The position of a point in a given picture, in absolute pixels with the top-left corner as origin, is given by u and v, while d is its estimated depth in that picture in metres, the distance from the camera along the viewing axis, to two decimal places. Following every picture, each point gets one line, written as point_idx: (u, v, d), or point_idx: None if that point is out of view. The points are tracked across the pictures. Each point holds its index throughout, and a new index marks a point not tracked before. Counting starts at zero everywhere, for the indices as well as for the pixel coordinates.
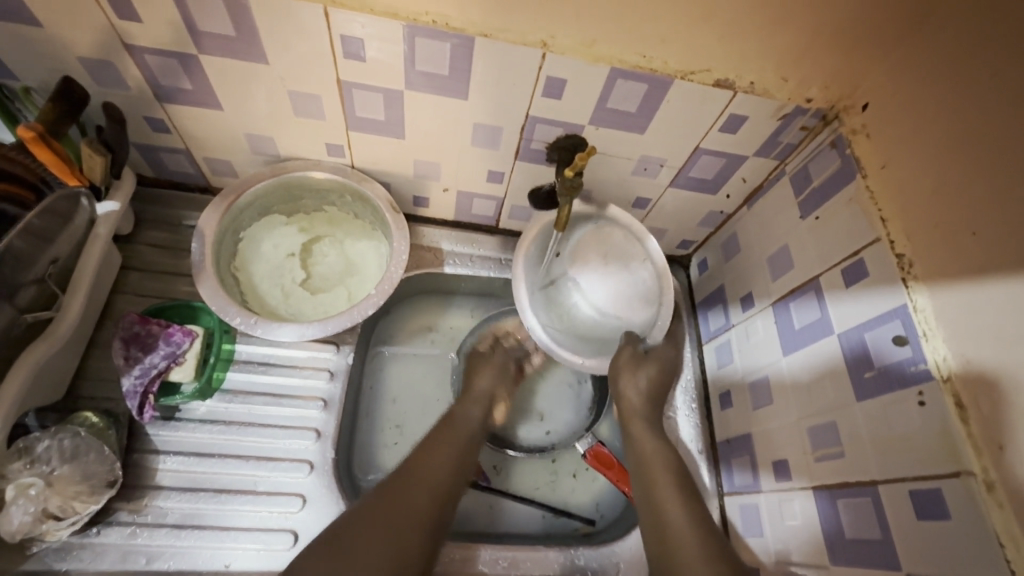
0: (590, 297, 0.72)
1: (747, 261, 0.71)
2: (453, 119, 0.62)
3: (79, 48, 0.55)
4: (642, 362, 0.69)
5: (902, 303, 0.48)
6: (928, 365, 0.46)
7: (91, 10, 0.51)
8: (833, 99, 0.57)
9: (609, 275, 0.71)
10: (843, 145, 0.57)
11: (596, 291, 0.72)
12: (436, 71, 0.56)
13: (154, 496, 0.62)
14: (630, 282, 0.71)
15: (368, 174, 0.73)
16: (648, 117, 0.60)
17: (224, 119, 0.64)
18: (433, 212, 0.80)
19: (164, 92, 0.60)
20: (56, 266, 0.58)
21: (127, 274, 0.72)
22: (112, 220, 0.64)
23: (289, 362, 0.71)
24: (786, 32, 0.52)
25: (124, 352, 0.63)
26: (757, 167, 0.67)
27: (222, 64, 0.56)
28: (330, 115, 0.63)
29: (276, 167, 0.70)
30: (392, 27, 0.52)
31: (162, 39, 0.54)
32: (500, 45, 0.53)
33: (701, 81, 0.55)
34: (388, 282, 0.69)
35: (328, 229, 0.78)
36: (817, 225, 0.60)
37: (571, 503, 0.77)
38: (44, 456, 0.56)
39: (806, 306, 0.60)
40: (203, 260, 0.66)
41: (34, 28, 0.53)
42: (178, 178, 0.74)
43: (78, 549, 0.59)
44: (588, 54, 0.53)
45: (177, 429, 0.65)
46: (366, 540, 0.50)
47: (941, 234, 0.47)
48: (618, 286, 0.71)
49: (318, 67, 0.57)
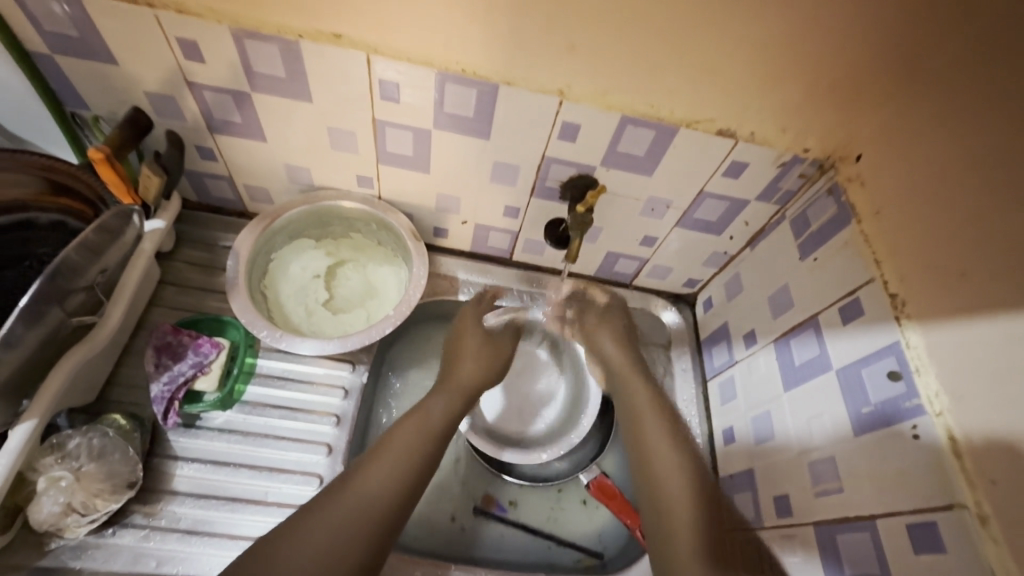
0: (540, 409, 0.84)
1: (750, 299, 0.74)
2: (475, 156, 0.67)
3: (147, 83, 0.62)
4: (607, 320, 0.76)
5: (896, 339, 0.51)
6: (922, 401, 0.48)
7: (165, 52, 0.58)
8: (830, 150, 0.62)
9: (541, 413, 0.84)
10: (840, 193, 0.61)
11: (522, 392, 0.85)
12: (462, 114, 0.62)
13: (169, 501, 0.64)
14: (543, 426, 0.83)
15: (393, 205, 0.78)
16: (656, 161, 0.65)
17: (267, 151, 0.70)
18: (451, 243, 0.84)
19: (216, 124, 0.67)
20: (104, 276, 0.63)
21: (163, 288, 0.77)
22: (157, 237, 0.70)
23: (307, 378, 0.74)
24: (782, 90, 0.57)
25: (155, 359, 0.67)
26: (759, 211, 0.71)
27: (270, 100, 0.63)
28: (363, 149, 0.69)
29: (310, 196, 0.76)
30: (426, 74, 0.58)
31: (220, 78, 0.61)
32: (521, 92, 0.59)
33: (705, 129, 0.60)
34: (405, 305, 0.73)
35: (352, 255, 0.83)
36: (815, 265, 0.63)
37: (580, 534, 0.77)
38: (74, 452, 0.60)
39: (806, 344, 0.62)
40: (237, 278, 0.71)
41: (112, 66, 0.60)
42: (219, 203, 0.80)
43: (92, 548, 0.61)
44: (600, 102, 0.59)
45: (197, 437, 0.68)
46: (296, 544, 0.46)
47: (931, 275, 0.49)
48: (537, 415, 0.84)
49: (356, 106, 0.63)
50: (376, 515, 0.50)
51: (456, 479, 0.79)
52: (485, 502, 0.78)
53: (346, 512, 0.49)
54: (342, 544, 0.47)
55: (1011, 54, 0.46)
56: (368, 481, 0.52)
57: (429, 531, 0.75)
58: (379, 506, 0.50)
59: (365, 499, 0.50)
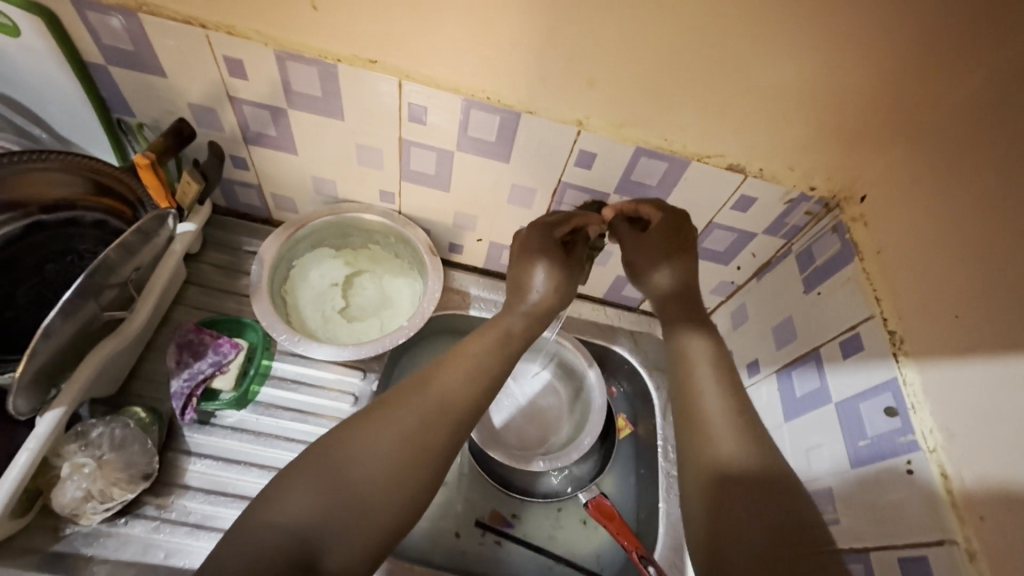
0: (546, 428, 0.86)
1: (755, 329, 0.76)
2: (495, 178, 0.71)
3: (190, 96, 0.66)
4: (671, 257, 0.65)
5: (893, 376, 0.53)
6: (917, 437, 0.49)
7: (210, 69, 0.62)
8: (835, 189, 0.63)
9: (545, 431, 0.86)
10: (844, 231, 0.63)
11: (530, 409, 0.87)
12: (485, 138, 0.65)
13: (181, 495, 0.66)
14: (547, 444, 0.84)
15: (412, 220, 0.81)
16: (667, 191, 0.68)
17: (297, 163, 0.74)
18: (465, 259, 0.87)
19: (251, 136, 0.71)
20: (137, 274, 0.66)
21: (187, 288, 0.80)
22: (188, 239, 0.74)
23: (319, 382, 0.76)
24: (791, 132, 0.59)
25: (177, 356, 0.70)
26: (765, 244, 0.73)
27: (305, 117, 0.67)
28: (388, 167, 0.73)
29: (334, 208, 0.80)
30: (453, 100, 0.61)
31: (260, 94, 0.64)
32: (542, 121, 0.62)
33: (716, 164, 0.63)
34: (419, 316, 0.76)
35: (369, 265, 0.85)
36: (819, 299, 0.65)
37: (577, 553, 0.78)
38: (96, 440, 0.63)
39: (808, 376, 0.64)
40: (261, 282, 0.75)
41: (159, 78, 0.64)
42: (246, 209, 0.84)
43: (105, 536, 0.63)
44: (617, 134, 0.62)
45: (211, 434, 0.70)
46: (377, 436, 0.49)
47: (928, 315, 0.51)
48: (542, 434, 0.85)
49: (385, 126, 0.66)
50: (451, 416, 0.53)
51: (457, 492, 0.80)
52: (490, 519, 0.79)
53: (424, 410, 0.52)
54: (419, 438, 0.50)
55: (1009, 107, 0.47)
56: (443, 384, 0.54)
57: (430, 541, 0.76)
58: (454, 408, 0.53)
59: (439, 399, 0.53)
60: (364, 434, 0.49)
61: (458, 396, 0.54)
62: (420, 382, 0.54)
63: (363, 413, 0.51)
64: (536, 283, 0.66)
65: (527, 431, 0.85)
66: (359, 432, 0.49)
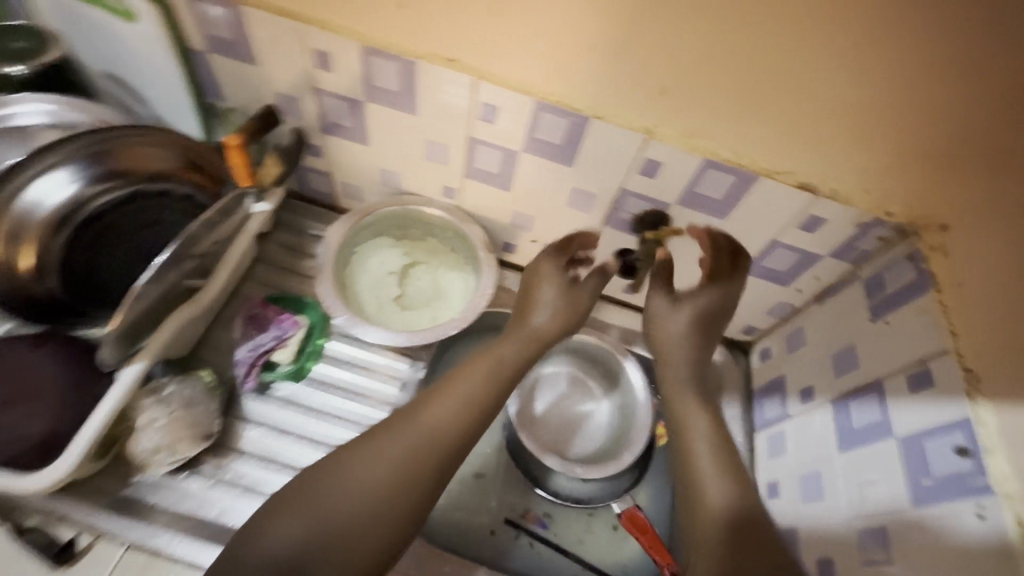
0: (584, 434, 0.85)
1: (812, 355, 0.73)
2: (557, 181, 0.72)
3: (278, 85, 0.71)
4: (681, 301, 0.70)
5: (965, 416, 0.50)
6: (990, 482, 0.46)
7: (298, 60, 0.66)
8: (914, 217, 0.60)
9: (583, 437, 0.85)
10: (920, 260, 0.59)
11: (571, 412, 0.87)
12: (550, 141, 0.66)
13: (236, 457, 0.70)
14: (584, 451, 0.84)
15: (471, 216, 0.83)
16: (732, 206, 0.67)
17: (368, 154, 0.77)
18: (518, 258, 0.88)
19: (328, 125, 0.74)
20: (216, 248, 0.71)
21: (255, 265, 0.85)
22: (261, 220, 0.77)
23: (369, 365, 0.79)
24: (870, 154, 0.57)
25: (244, 327, 0.75)
26: (831, 267, 0.70)
27: (380, 111, 0.70)
28: (453, 163, 0.75)
29: (398, 198, 0.83)
30: (524, 102, 0.63)
31: (342, 86, 0.68)
32: (610, 127, 0.62)
33: (786, 181, 0.62)
34: (470, 310, 0.77)
35: (425, 257, 0.88)
36: (886, 329, 0.62)
37: (606, 562, 0.77)
38: (168, 398, 0.67)
39: (868, 407, 0.61)
40: (324, 265, 0.79)
41: (252, 66, 0.69)
42: (315, 194, 0.88)
43: (166, 488, 0.67)
44: (685, 144, 0.61)
45: (266, 404, 0.74)
46: (361, 468, 0.53)
47: (1011, 356, 0.48)
48: (581, 440, 0.85)
49: (455, 124, 0.69)
50: (438, 447, 0.57)
51: (492, 487, 0.81)
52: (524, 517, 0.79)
53: (406, 446, 0.55)
54: (405, 465, 0.54)
55: None
56: (430, 416, 0.58)
57: (462, 532, 0.78)
58: (441, 442, 0.57)
59: (426, 433, 0.57)
60: (349, 471, 0.53)
61: (442, 432, 0.58)
62: (407, 415, 0.58)
63: (354, 442, 0.56)
64: (543, 302, 0.70)
65: (565, 433, 0.85)
66: (345, 467, 0.54)
